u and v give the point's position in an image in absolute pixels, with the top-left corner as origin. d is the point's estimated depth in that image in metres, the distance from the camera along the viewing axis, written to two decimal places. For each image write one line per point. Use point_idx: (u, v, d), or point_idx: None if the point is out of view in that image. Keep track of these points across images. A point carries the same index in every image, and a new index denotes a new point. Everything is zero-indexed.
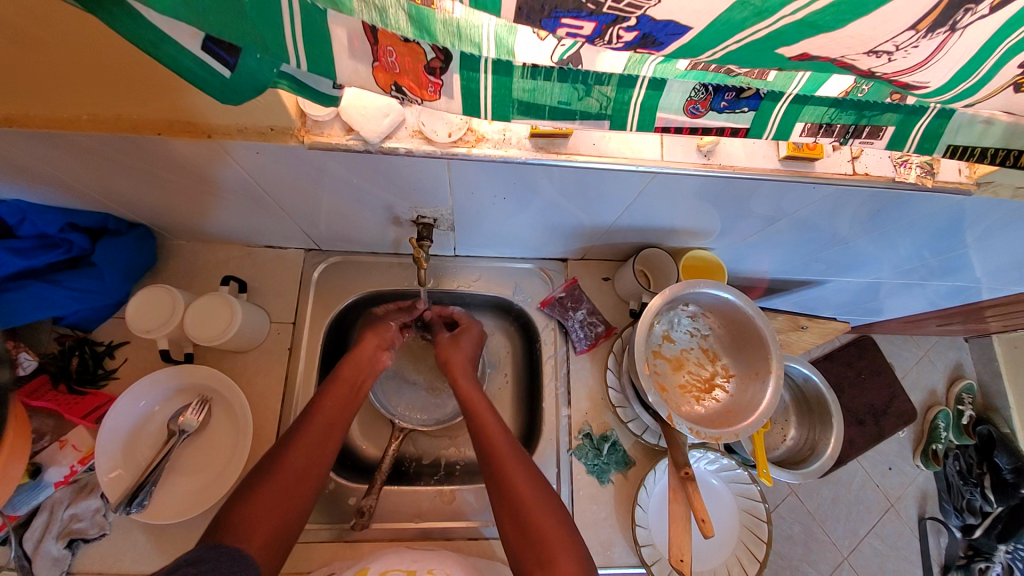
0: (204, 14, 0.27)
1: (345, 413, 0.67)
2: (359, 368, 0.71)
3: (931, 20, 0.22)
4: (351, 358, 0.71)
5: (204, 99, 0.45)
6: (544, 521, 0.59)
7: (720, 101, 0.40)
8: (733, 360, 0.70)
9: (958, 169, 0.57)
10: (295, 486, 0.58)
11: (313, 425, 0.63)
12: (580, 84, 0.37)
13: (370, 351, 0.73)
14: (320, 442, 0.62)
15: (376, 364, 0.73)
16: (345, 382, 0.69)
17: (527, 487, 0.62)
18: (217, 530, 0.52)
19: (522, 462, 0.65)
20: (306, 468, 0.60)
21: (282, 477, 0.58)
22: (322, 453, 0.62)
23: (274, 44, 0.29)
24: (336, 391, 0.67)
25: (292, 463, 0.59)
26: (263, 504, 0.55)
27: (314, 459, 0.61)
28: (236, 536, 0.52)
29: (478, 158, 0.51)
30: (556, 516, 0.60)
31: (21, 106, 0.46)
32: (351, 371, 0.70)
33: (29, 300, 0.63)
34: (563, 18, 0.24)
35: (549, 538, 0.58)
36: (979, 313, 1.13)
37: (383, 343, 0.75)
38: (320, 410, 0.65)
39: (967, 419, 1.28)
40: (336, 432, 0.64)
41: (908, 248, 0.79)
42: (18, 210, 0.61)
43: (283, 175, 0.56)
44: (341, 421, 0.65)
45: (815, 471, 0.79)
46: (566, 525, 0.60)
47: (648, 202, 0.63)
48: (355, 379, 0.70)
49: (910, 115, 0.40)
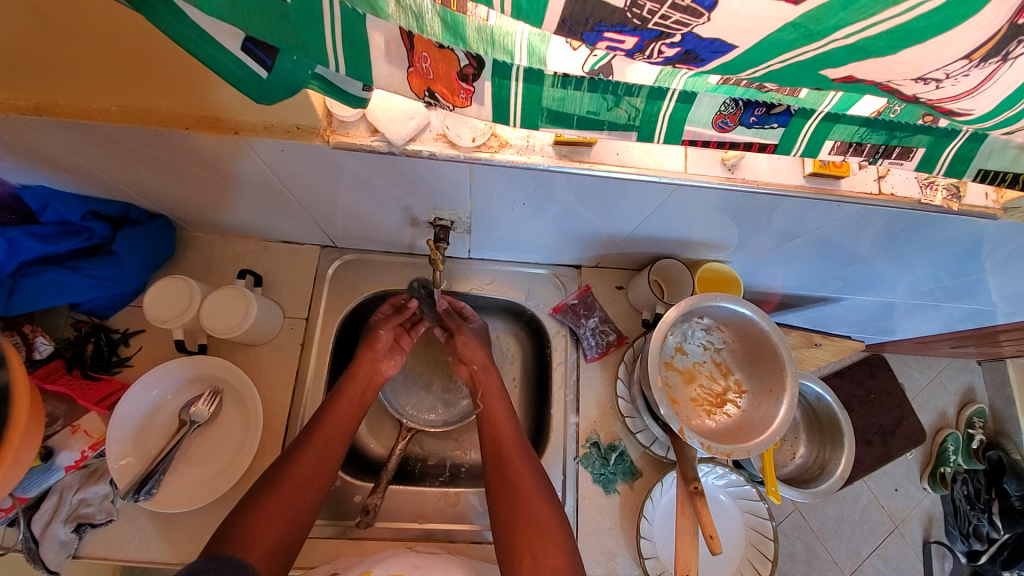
0: (248, 15, 0.27)
1: (349, 424, 0.67)
2: (360, 381, 0.71)
3: (985, 51, 0.21)
4: (351, 372, 0.71)
5: (232, 94, 0.46)
6: (541, 517, 0.59)
7: (750, 116, 0.40)
8: (746, 375, 0.69)
9: (985, 193, 0.56)
10: (298, 495, 0.59)
11: (317, 438, 0.63)
12: (610, 94, 0.37)
13: (367, 365, 0.73)
14: (324, 455, 0.63)
15: (374, 378, 0.73)
16: (351, 397, 0.69)
17: (527, 480, 0.63)
18: (222, 538, 0.53)
19: (524, 457, 0.65)
20: (310, 481, 0.60)
21: (287, 487, 0.58)
22: (324, 466, 0.62)
23: (313, 47, 0.29)
24: (343, 404, 0.67)
25: (295, 472, 0.60)
26: (268, 513, 0.56)
27: (317, 466, 0.61)
28: (239, 547, 0.52)
29: (500, 163, 0.51)
30: (553, 511, 0.60)
31: (52, 95, 0.47)
32: (354, 385, 0.70)
33: (46, 286, 0.64)
34: (606, 32, 0.23)
35: (544, 533, 0.58)
36: (994, 337, 1.11)
37: (376, 354, 0.74)
38: (326, 420, 0.65)
39: (977, 444, 1.26)
40: (337, 447, 0.64)
41: (926, 269, 0.78)
42: (41, 196, 0.62)
43: (303, 171, 0.57)
44: (342, 432, 0.66)
45: (824, 491, 0.78)
46: (561, 522, 0.60)
47: (667, 212, 0.63)
48: (356, 392, 0.70)
49: (942, 137, 0.39)
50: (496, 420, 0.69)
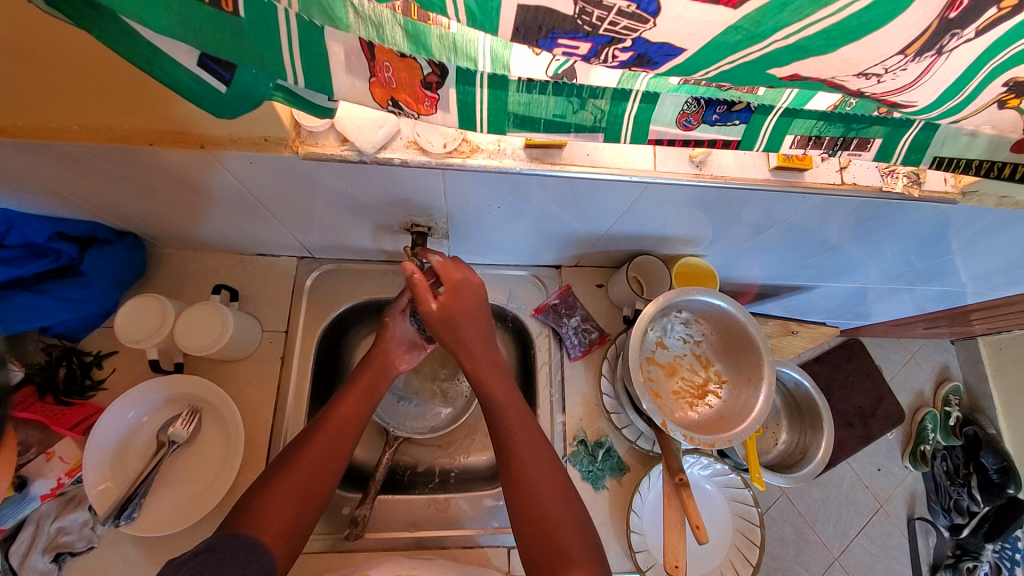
0: (200, 31, 0.27)
1: (366, 405, 0.65)
2: (378, 369, 0.68)
3: (920, 45, 0.22)
4: (369, 358, 0.68)
5: (195, 110, 0.45)
6: (567, 536, 0.54)
7: (712, 114, 0.42)
8: (726, 366, 0.71)
9: (943, 179, 0.58)
10: (314, 473, 0.58)
11: (331, 420, 0.62)
12: (575, 96, 0.38)
13: (388, 348, 0.69)
14: (340, 436, 0.61)
15: (389, 368, 0.68)
16: (364, 379, 0.67)
17: (550, 498, 0.56)
18: (238, 518, 0.53)
19: (556, 484, 0.58)
20: (325, 460, 0.59)
21: (301, 466, 0.57)
22: (341, 444, 0.61)
23: (270, 61, 0.29)
24: (356, 390, 0.65)
25: (310, 454, 0.58)
26: (281, 494, 0.55)
27: (332, 450, 0.60)
28: (255, 524, 0.52)
29: (472, 168, 0.51)
30: (578, 524, 0.56)
31: (8, 116, 0.46)
32: (371, 370, 0.67)
33: (16, 310, 0.62)
34: (559, 38, 0.24)
35: (569, 552, 0.53)
36: (964, 315, 1.16)
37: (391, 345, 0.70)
38: (341, 404, 0.64)
39: (954, 420, 1.31)
40: (354, 428, 0.62)
41: (894, 253, 0.80)
42: (5, 219, 0.59)
43: (274, 183, 0.56)
44: (357, 416, 0.64)
45: (806, 475, 0.80)
46: (584, 528, 0.56)
47: (642, 210, 0.63)
48: (372, 382, 0.66)
49: (897, 127, 0.42)
50: (519, 418, 0.60)
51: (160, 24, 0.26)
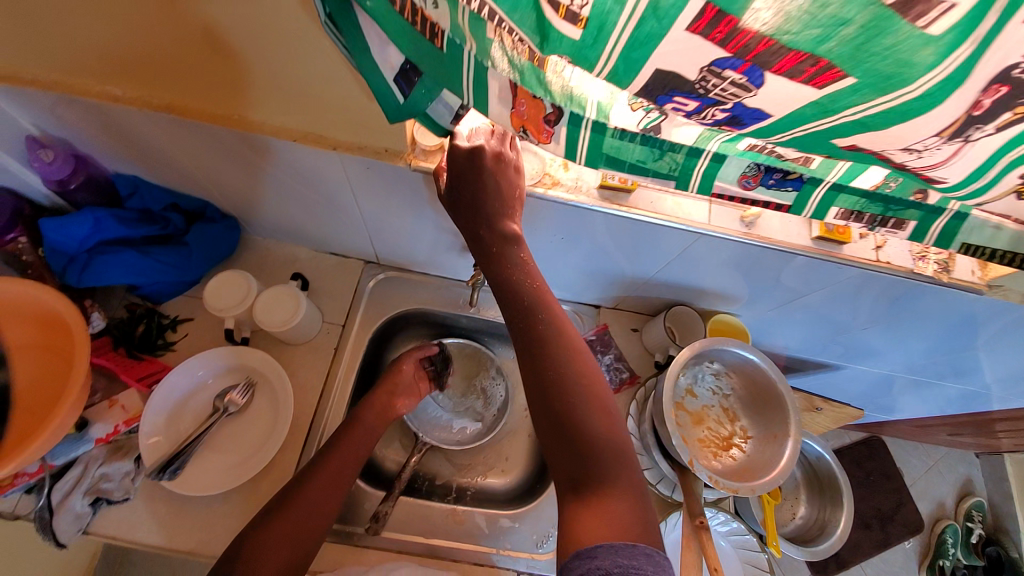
0: (421, 56, 0.38)
1: (361, 450, 0.69)
2: (379, 412, 0.74)
3: (951, 131, 0.29)
4: (367, 402, 0.74)
5: (338, 117, 0.54)
6: (602, 459, 0.49)
7: (769, 180, 0.49)
8: (752, 422, 0.73)
9: (971, 270, 0.64)
10: (310, 517, 0.61)
11: (332, 458, 0.66)
12: (657, 148, 0.46)
13: (386, 396, 0.76)
14: (335, 481, 0.65)
15: (389, 410, 0.76)
16: (365, 424, 0.72)
17: (588, 410, 0.51)
18: (234, 561, 0.55)
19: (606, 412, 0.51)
20: (322, 502, 0.63)
21: (298, 509, 0.61)
22: (338, 487, 0.65)
23: (454, 84, 0.39)
24: (354, 434, 0.70)
25: (308, 496, 0.62)
26: (276, 536, 0.58)
27: (330, 494, 0.64)
28: (249, 570, 0.55)
29: (552, 198, 0.59)
30: (619, 446, 0.51)
31: (187, 98, 0.56)
32: (370, 414, 0.73)
33: (117, 264, 0.71)
34: (676, 96, 0.32)
35: (599, 472, 0.49)
36: (989, 421, 1.20)
37: (395, 388, 0.78)
38: (341, 446, 0.68)
39: (976, 539, 1.46)
40: (349, 471, 0.67)
41: (923, 344, 0.84)
42: (132, 181, 0.72)
43: (375, 187, 0.64)
44: (353, 460, 0.68)
45: (824, 552, 0.79)
46: (624, 452, 0.51)
47: (689, 260, 0.70)
48: (371, 422, 0.73)
49: (931, 213, 0.48)
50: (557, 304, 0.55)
51: (403, 44, 0.38)
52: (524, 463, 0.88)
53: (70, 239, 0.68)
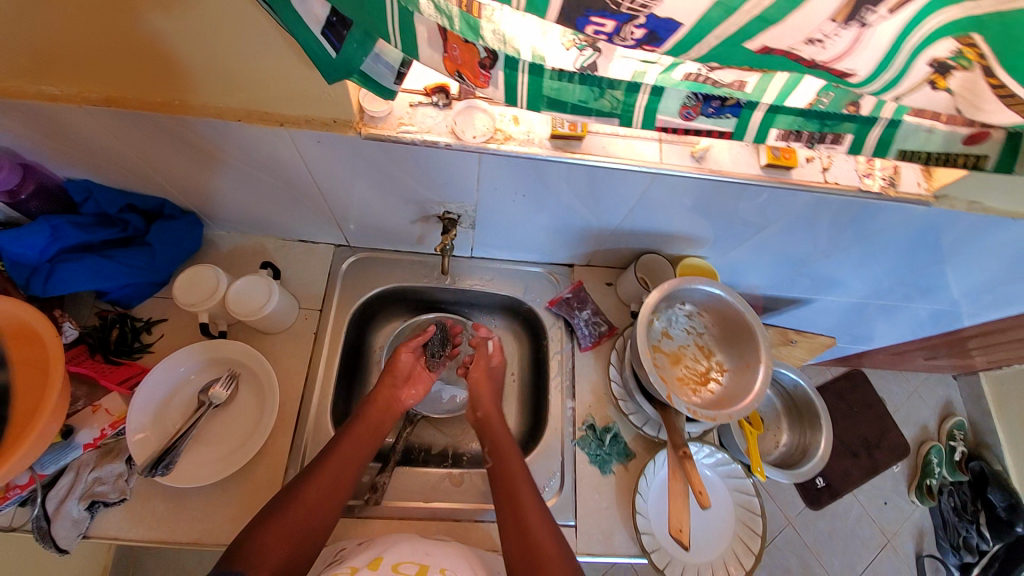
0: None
1: (363, 451, 0.72)
2: (380, 410, 0.77)
3: (845, 13, 0.30)
4: (370, 400, 0.78)
5: (279, 90, 0.54)
6: (538, 534, 0.64)
7: (709, 108, 0.50)
8: (726, 355, 0.76)
9: (917, 183, 0.66)
10: (308, 518, 0.63)
11: (333, 457, 0.69)
12: (596, 86, 0.47)
13: (388, 393, 0.79)
14: (336, 479, 0.67)
15: (392, 407, 0.79)
16: (368, 423, 0.75)
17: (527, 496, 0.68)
18: (233, 555, 0.57)
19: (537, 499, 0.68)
20: (321, 503, 0.65)
21: (296, 509, 0.63)
22: (338, 487, 0.67)
23: (379, 26, 0.40)
24: (359, 429, 0.73)
25: (306, 497, 0.64)
26: (275, 534, 0.60)
27: (330, 495, 0.66)
28: (253, 564, 0.57)
29: (505, 153, 0.59)
30: (548, 523, 0.65)
31: (123, 90, 0.55)
32: (373, 412, 0.76)
33: (81, 271, 0.70)
34: (592, 16, 0.33)
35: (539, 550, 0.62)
36: (959, 339, 1.26)
37: (396, 382, 0.81)
38: (342, 446, 0.70)
39: (960, 456, 1.54)
40: (352, 471, 0.69)
41: (883, 266, 0.87)
42: (85, 188, 0.70)
43: (331, 162, 0.64)
44: (355, 456, 0.70)
45: (807, 474, 0.82)
46: (556, 537, 0.64)
47: (649, 204, 0.71)
48: (373, 420, 0.75)
49: (865, 124, 0.51)
50: (506, 443, 0.76)
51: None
52: (515, 424, 0.90)
53: (30, 250, 0.67)
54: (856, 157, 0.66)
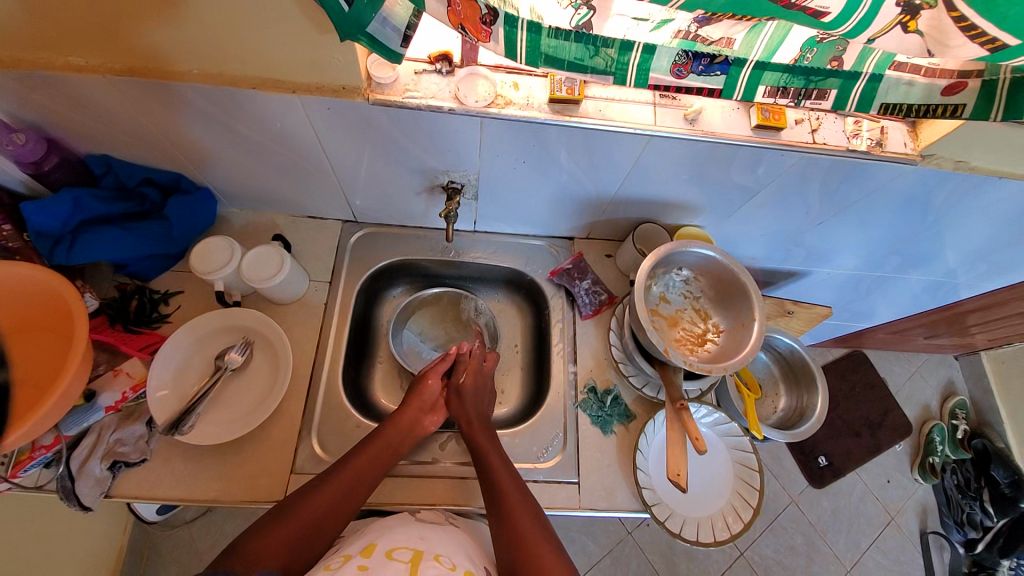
0: None
1: (376, 472, 0.69)
2: (400, 430, 0.73)
3: None
4: (394, 418, 0.74)
5: (291, 58, 0.57)
6: (527, 532, 0.63)
7: (699, 66, 0.53)
8: (722, 316, 0.78)
9: (903, 142, 0.68)
10: (308, 529, 0.61)
11: (344, 472, 0.67)
12: (591, 45, 0.50)
13: (414, 414, 0.75)
14: (344, 497, 0.65)
15: (414, 430, 0.74)
16: (386, 443, 0.71)
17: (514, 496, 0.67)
18: (230, 558, 0.56)
19: (525, 500, 0.67)
20: (324, 518, 0.63)
21: (297, 520, 0.61)
22: (345, 502, 0.65)
23: None
24: (375, 448, 0.70)
25: (309, 509, 0.62)
26: (275, 540, 0.59)
27: (334, 511, 0.64)
28: (248, 567, 0.56)
29: (506, 117, 0.62)
30: (537, 521, 0.65)
31: (146, 60, 0.59)
32: (394, 432, 0.73)
33: (102, 240, 0.74)
34: None
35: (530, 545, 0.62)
36: (957, 314, 1.27)
37: (422, 406, 0.77)
38: (355, 463, 0.68)
39: (961, 434, 1.54)
40: (361, 491, 0.66)
41: (876, 234, 0.90)
42: (104, 161, 0.74)
43: (339, 131, 0.67)
44: (368, 476, 0.68)
45: (804, 433, 0.85)
46: (545, 530, 0.64)
47: (645, 170, 0.74)
48: (392, 441, 0.72)
49: (849, 79, 0.53)
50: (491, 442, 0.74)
51: None
52: (519, 392, 0.92)
53: (52, 221, 0.70)
54: (844, 119, 0.68)
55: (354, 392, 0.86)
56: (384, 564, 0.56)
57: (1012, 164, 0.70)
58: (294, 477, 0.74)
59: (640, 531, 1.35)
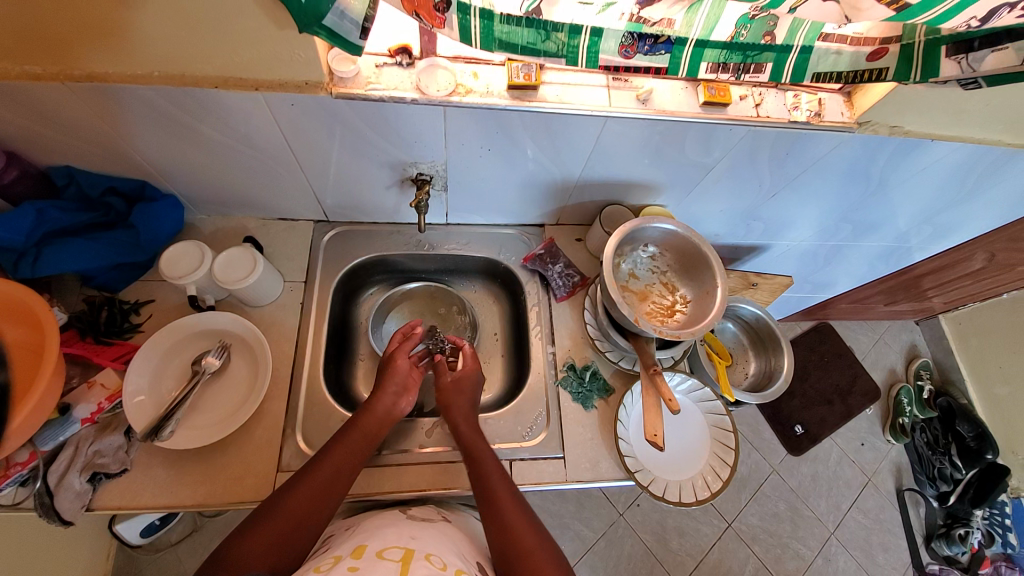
0: None
1: (356, 461, 0.69)
2: (378, 420, 0.73)
3: None
4: (368, 408, 0.74)
5: (253, 56, 0.58)
6: (512, 508, 0.65)
7: (644, 46, 0.56)
8: (688, 287, 0.82)
9: (840, 112, 0.74)
10: (292, 525, 0.61)
11: (323, 466, 0.66)
12: (542, 29, 0.53)
13: (387, 402, 0.75)
14: (326, 488, 0.65)
15: (389, 415, 0.74)
16: (364, 433, 0.71)
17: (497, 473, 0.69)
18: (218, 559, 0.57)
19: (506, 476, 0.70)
20: (308, 511, 0.63)
21: (281, 518, 0.61)
22: (328, 494, 0.65)
23: None
24: (352, 440, 0.70)
25: (291, 506, 0.62)
26: (264, 537, 0.59)
27: (317, 504, 0.64)
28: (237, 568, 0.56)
29: (469, 104, 0.65)
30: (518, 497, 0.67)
31: (105, 67, 0.59)
32: (370, 422, 0.72)
33: (67, 251, 0.73)
34: None
35: (514, 519, 0.64)
36: (910, 278, 1.35)
37: (395, 390, 0.77)
38: (334, 452, 0.68)
39: (927, 394, 1.62)
40: (343, 482, 0.67)
41: (827, 204, 0.95)
42: (66, 172, 0.73)
43: (305, 126, 0.68)
44: (346, 468, 0.68)
45: (775, 393, 0.89)
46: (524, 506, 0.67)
47: (605, 153, 0.77)
48: (369, 429, 0.72)
49: (782, 52, 0.58)
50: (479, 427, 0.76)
51: None
52: (501, 378, 0.94)
53: (15, 234, 0.69)
54: (784, 93, 0.73)
55: (337, 390, 0.87)
56: (374, 564, 0.55)
57: (941, 125, 0.75)
58: (282, 475, 0.74)
59: (631, 512, 1.38)
